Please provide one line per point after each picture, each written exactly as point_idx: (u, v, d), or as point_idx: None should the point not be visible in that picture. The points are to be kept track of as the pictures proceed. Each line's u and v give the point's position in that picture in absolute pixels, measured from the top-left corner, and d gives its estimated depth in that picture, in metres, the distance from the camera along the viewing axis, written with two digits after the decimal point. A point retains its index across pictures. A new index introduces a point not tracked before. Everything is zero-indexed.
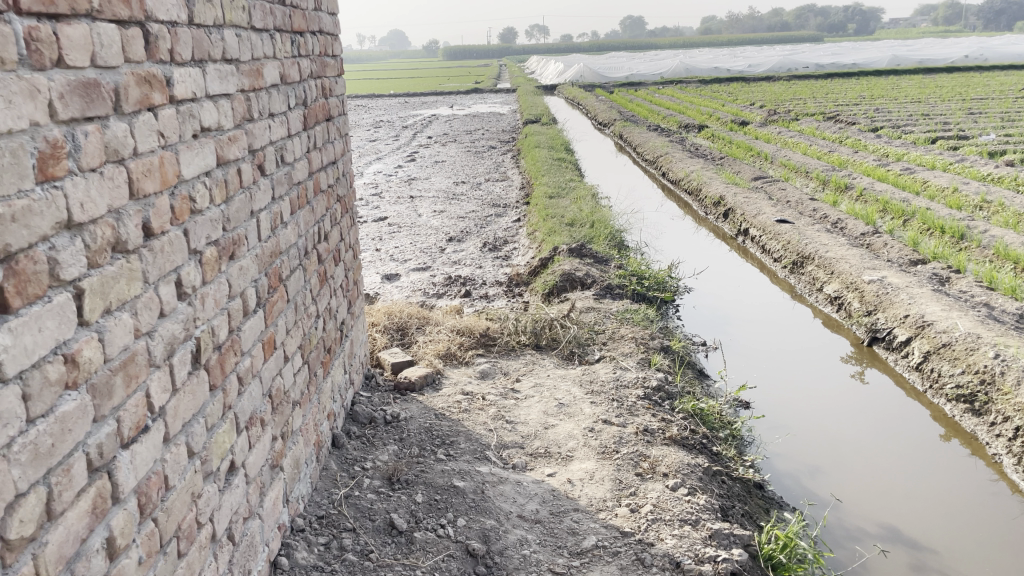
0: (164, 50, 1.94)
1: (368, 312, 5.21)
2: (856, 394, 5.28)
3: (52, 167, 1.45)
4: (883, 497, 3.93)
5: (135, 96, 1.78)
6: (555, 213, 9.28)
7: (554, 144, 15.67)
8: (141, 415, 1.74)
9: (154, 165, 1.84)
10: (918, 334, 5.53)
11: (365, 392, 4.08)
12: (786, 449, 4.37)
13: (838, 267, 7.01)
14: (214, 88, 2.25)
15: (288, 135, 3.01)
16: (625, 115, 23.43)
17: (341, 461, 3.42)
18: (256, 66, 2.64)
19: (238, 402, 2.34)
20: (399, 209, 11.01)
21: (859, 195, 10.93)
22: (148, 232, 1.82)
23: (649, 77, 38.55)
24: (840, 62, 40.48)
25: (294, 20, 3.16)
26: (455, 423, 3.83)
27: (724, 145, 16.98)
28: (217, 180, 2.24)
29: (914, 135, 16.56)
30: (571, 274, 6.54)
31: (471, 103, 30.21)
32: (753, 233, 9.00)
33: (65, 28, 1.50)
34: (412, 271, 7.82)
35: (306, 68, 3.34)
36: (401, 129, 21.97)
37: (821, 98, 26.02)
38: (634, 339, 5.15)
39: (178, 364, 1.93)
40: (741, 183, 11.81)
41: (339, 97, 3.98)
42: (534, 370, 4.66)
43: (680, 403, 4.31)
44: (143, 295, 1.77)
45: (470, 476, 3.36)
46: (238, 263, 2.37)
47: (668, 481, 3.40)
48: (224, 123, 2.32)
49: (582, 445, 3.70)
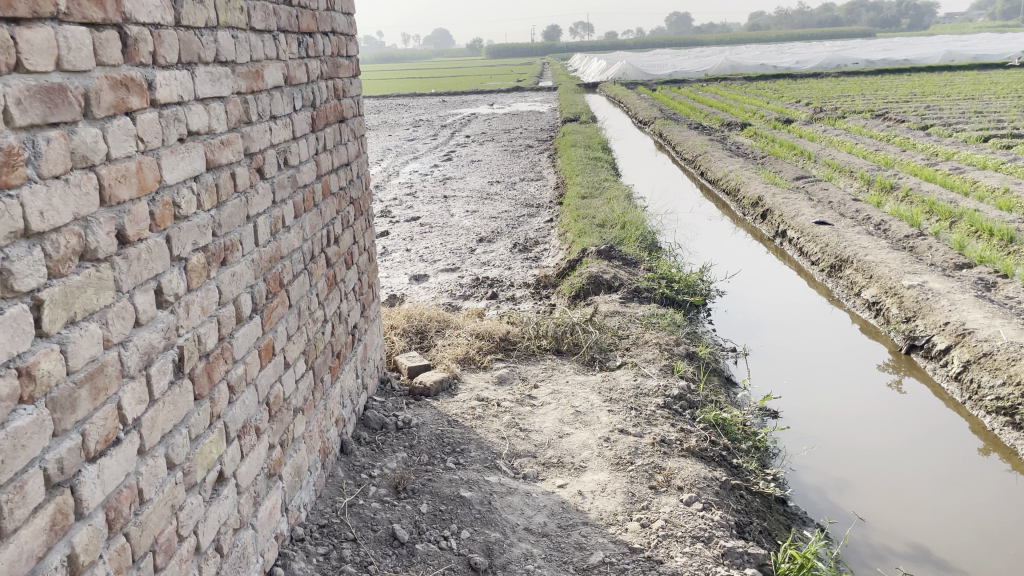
0: (145, 52, 1.89)
1: (389, 314, 5.18)
2: (891, 404, 5.08)
3: (7, 175, 1.39)
4: (913, 514, 3.76)
5: (109, 100, 1.72)
6: (587, 214, 9.17)
7: (592, 143, 15.53)
8: (111, 428, 1.68)
9: (130, 171, 1.79)
10: (958, 342, 5.30)
11: (378, 397, 4.06)
12: (813, 462, 4.21)
13: (877, 271, 6.78)
14: (205, 91, 2.21)
15: (292, 138, 2.97)
16: (666, 113, 23.15)
17: (348, 468, 3.39)
18: (255, 69, 2.60)
19: (228, 410, 2.30)
20: (432, 209, 11.00)
21: (905, 195, 10.60)
22: (123, 240, 1.76)
23: (693, 74, 38.09)
24: (892, 58, 39.48)
25: (302, 21, 3.11)
26: (468, 430, 3.81)
27: (767, 144, 16.68)
28: (206, 185, 2.19)
29: (965, 133, 16.04)
30: (598, 276, 6.43)
31: (511, 102, 30.20)
32: (791, 235, 8.78)
33: (24, 31, 1.44)
34: (440, 272, 7.79)
35: (315, 69, 3.30)
36: (440, 129, 22.02)
37: (870, 95, 25.40)
38: (658, 345, 5.03)
39: (156, 374, 1.88)
40: (781, 183, 11.54)
41: (353, 98, 3.94)
42: (553, 376, 4.58)
43: (702, 413, 4.18)
44: (115, 304, 1.71)
45: (478, 486, 3.29)
46: (230, 269, 2.33)
47: (683, 495, 3.28)
48: (216, 126, 2.28)
49: (596, 456, 3.60)
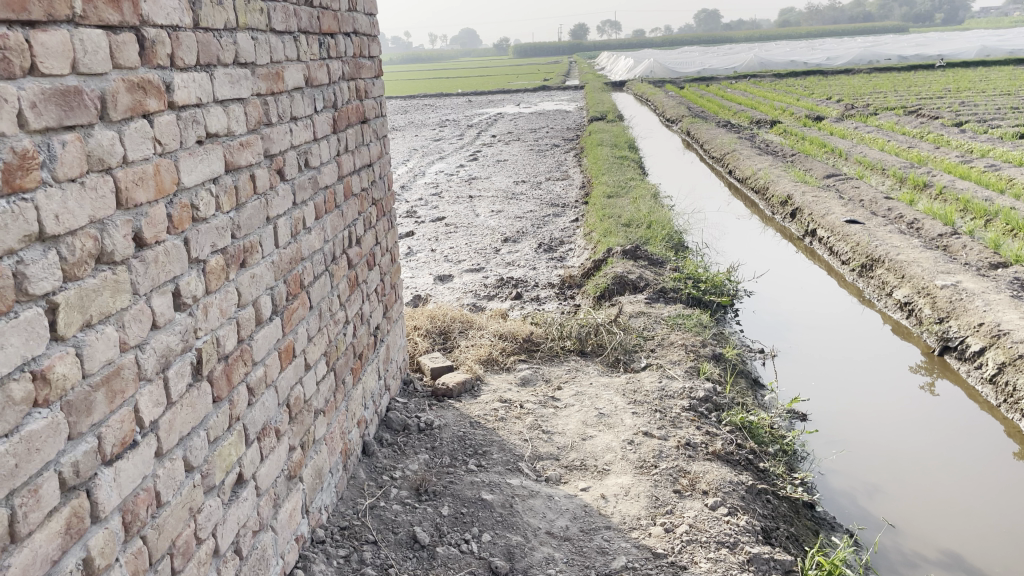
0: (163, 55, 1.89)
1: (412, 315, 5.17)
2: (924, 407, 4.97)
3: (21, 178, 1.38)
4: (944, 520, 3.67)
5: (126, 102, 1.72)
6: (612, 214, 9.11)
7: (618, 142, 15.44)
8: (128, 431, 1.68)
9: (147, 174, 1.79)
10: (992, 344, 5.17)
11: (400, 398, 4.05)
12: (843, 466, 4.13)
13: (909, 271, 6.65)
14: (224, 93, 2.20)
15: (314, 138, 2.96)
16: (694, 111, 22.97)
17: (370, 469, 3.38)
18: (276, 70, 2.60)
19: (248, 412, 2.30)
20: (457, 209, 11.00)
21: (938, 194, 10.41)
22: (140, 243, 1.76)
23: (721, 73, 37.73)
24: (925, 53, 38.82)
25: (323, 22, 3.11)
26: (490, 432, 3.78)
27: (796, 142, 16.47)
28: (225, 187, 2.19)
29: (1001, 130, 15.72)
30: (623, 277, 6.38)
31: (538, 102, 30.15)
32: (821, 234, 8.65)
33: (39, 34, 1.44)
34: (465, 273, 7.79)
35: (337, 70, 3.30)
36: (466, 129, 22.04)
37: (904, 92, 24.99)
38: (684, 346, 4.97)
39: (174, 377, 1.87)
40: (810, 181, 11.38)
41: (376, 99, 3.93)
42: (577, 377, 4.54)
43: (728, 416, 4.11)
44: (132, 307, 1.71)
45: (499, 489, 3.27)
46: (249, 271, 2.32)
47: (708, 500, 3.23)
48: (236, 128, 2.28)
49: (619, 459, 3.56)
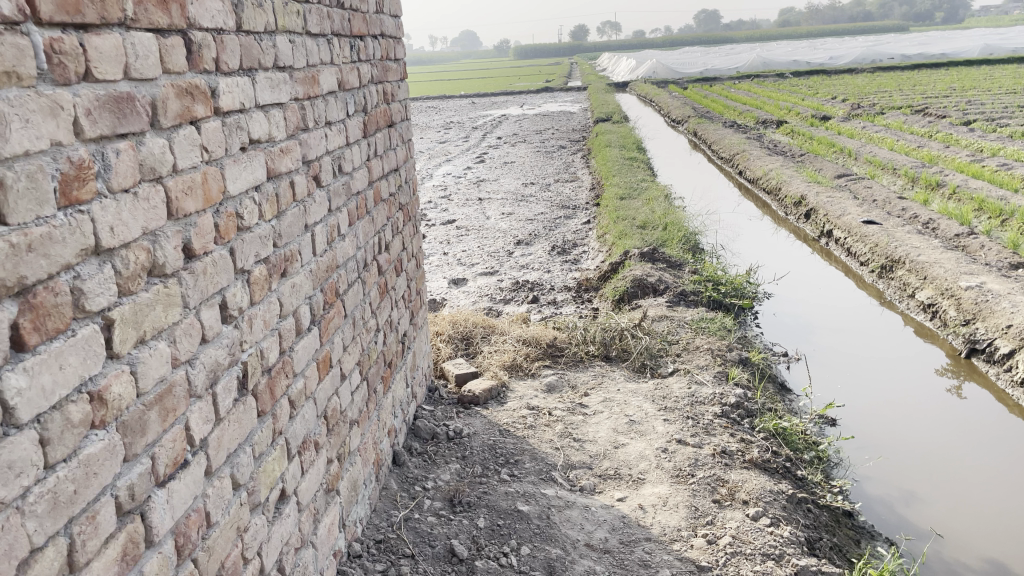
0: (208, 59, 1.83)
1: (434, 320, 5.11)
2: (953, 410, 4.90)
3: (77, 190, 1.32)
4: (986, 527, 3.59)
5: (175, 108, 1.65)
6: (626, 215, 9.04)
7: (626, 143, 15.37)
8: (179, 451, 1.62)
9: (195, 183, 1.73)
10: (1022, 346, 5.09)
11: (427, 406, 3.98)
12: (878, 473, 4.06)
13: (931, 272, 6.57)
14: (265, 98, 2.14)
15: (346, 143, 2.90)
16: (700, 111, 22.91)
17: (401, 480, 3.31)
18: (312, 73, 2.53)
19: (290, 426, 2.23)
20: (468, 212, 10.94)
21: (952, 193, 10.33)
22: (189, 254, 1.69)
23: (725, 73, 37.63)
24: (928, 52, 38.74)
25: (354, 24, 3.05)
26: (520, 440, 3.71)
27: (804, 142, 16.41)
28: (267, 194, 2.12)
29: (1011, 128, 15.63)
30: (643, 280, 6.32)
31: (542, 103, 30.11)
32: (837, 235, 8.57)
33: (93, 38, 1.37)
34: (479, 276, 7.72)
35: (366, 73, 3.24)
36: (471, 130, 21.97)
37: (910, 91, 24.89)
38: (710, 351, 4.90)
39: (221, 392, 1.81)
40: (823, 181, 11.30)
41: (402, 102, 3.87)
42: (603, 383, 4.47)
43: (761, 422, 4.05)
44: (183, 321, 1.65)
45: (534, 499, 3.20)
46: (290, 281, 2.26)
47: (749, 510, 3.16)
48: (276, 134, 2.21)
49: (654, 468, 3.49)
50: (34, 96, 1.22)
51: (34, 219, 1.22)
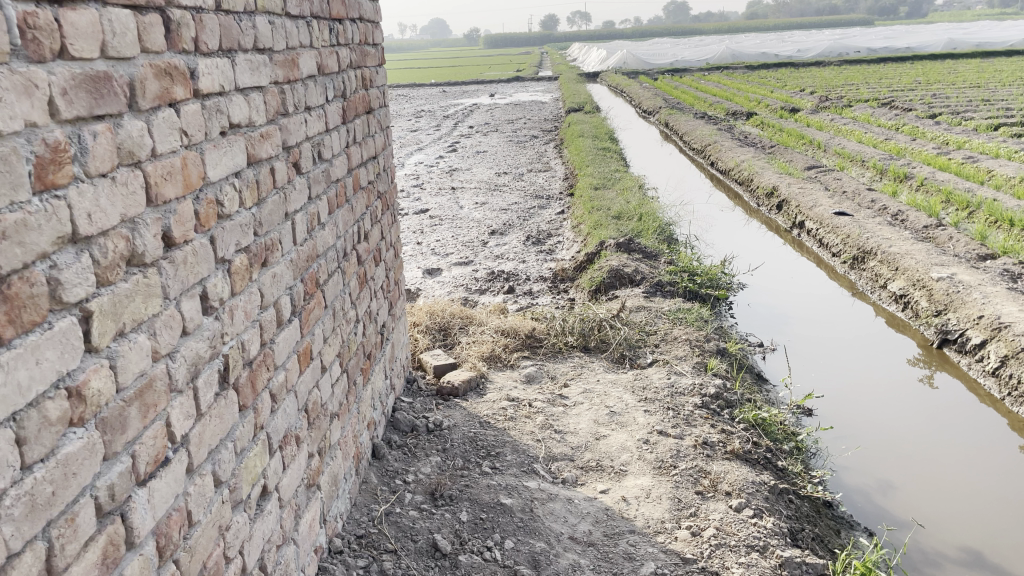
0: (187, 39, 1.75)
1: (411, 310, 5.04)
2: (926, 400, 4.96)
3: (52, 174, 1.25)
4: (961, 517, 3.62)
5: (154, 89, 1.58)
6: (601, 206, 9.02)
7: (599, 134, 15.37)
8: (160, 448, 1.55)
9: (175, 168, 1.66)
10: (993, 336, 5.16)
11: (406, 398, 3.92)
12: (855, 463, 4.08)
13: (903, 263, 6.64)
14: (244, 80, 2.06)
15: (326, 129, 2.82)
16: (671, 102, 22.96)
17: (381, 473, 3.25)
18: (291, 56, 2.46)
19: (271, 420, 2.17)
20: (440, 201, 10.85)
21: (920, 185, 10.46)
22: (169, 242, 1.62)
23: (695, 64, 37.77)
24: (894, 45, 39.21)
25: (333, 7, 2.97)
26: (501, 432, 3.68)
27: (775, 133, 16.52)
28: (247, 181, 2.05)
29: (974, 122, 15.87)
30: (619, 270, 6.30)
31: (513, 92, 29.99)
32: (809, 226, 8.64)
33: (69, 13, 1.30)
34: (454, 266, 7.66)
35: (345, 57, 3.16)
36: (442, 119, 21.82)
37: (877, 84, 25.17)
38: (688, 341, 4.90)
39: (203, 387, 1.74)
40: (794, 173, 11.36)
41: (380, 88, 3.79)
42: (583, 374, 4.45)
43: (741, 413, 4.05)
44: (163, 313, 1.58)
45: (517, 492, 3.17)
46: (271, 271, 2.19)
47: (732, 501, 3.16)
48: (256, 118, 2.14)
49: (636, 459, 3.48)
50: (8, 74, 1.15)
51: (9, 205, 1.15)
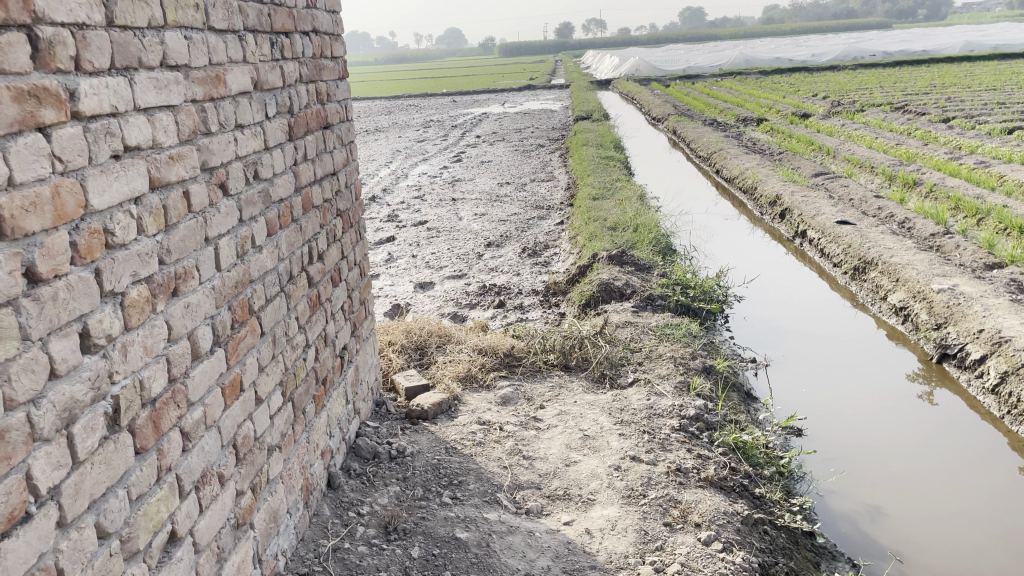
0: (65, 58, 1.62)
1: (387, 328, 4.89)
2: (924, 418, 4.75)
3: None
4: (952, 546, 3.44)
5: (12, 113, 1.45)
6: (598, 216, 8.86)
7: (604, 142, 15.22)
8: (17, 504, 1.42)
9: (43, 198, 1.53)
10: (994, 351, 4.95)
11: (371, 422, 3.78)
12: (843, 487, 3.90)
13: (904, 273, 6.43)
14: (147, 100, 1.93)
15: (264, 147, 2.69)
16: (681, 109, 22.77)
17: (334, 505, 3.11)
18: (216, 73, 2.33)
19: (182, 461, 2.03)
20: (440, 213, 10.74)
21: (929, 191, 10.22)
22: (33, 278, 1.49)
23: (707, 70, 37.58)
24: (910, 49, 38.80)
25: (276, 20, 2.84)
26: (467, 459, 3.52)
27: (784, 140, 16.30)
28: (150, 207, 1.92)
29: (989, 125, 15.58)
30: (609, 284, 6.15)
31: (524, 101, 29.90)
32: (811, 236, 8.44)
33: None
34: (446, 279, 7.53)
35: (293, 72, 3.03)
36: (450, 129, 21.74)
37: (892, 88, 24.85)
38: (672, 359, 4.73)
39: (81, 433, 1.61)
40: (799, 180, 11.16)
41: (340, 102, 3.66)
42: (561, 395, 4.29)
43: (721, 435, 3.87)
44: (22, 355, 1.45)
45: (474, 525, 3.01)
46: (183, 300, 2.06)
47: (701, 534, 3.00)
48: (164, 139, 2.01)
49: (605, 487, 3.32)
50: None
51: None
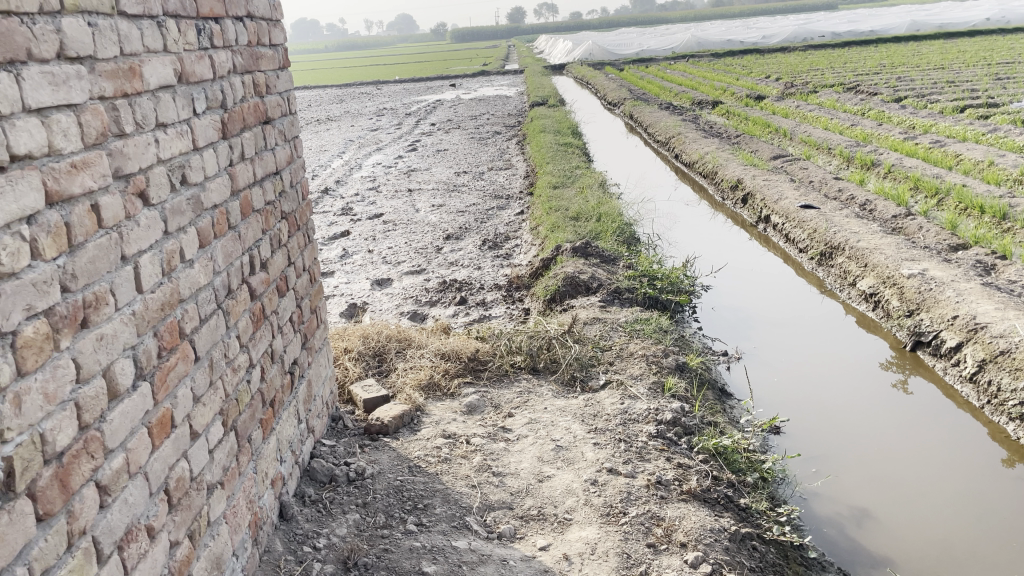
0: None
1: (343, 334, 4.58)
2: (901, 409, 4.61)
3: None
4: (944, 549, 3.28)
5: None
6: (559, 206, 8.64)
7: (562, 128, 15.00)
8: None
9: None
10: (970, 338, 4.84)
11: (328, 441, 3.50)
12: (828, 489, 3.73)
13: (872, 258, 6.32)
14: (42, 98, 1.63)
15: (192, 147, 2.38)
16: (637, 93, 22.63)
17: (287, 539, 2.83)
18: (129, 64, 2.01)
19: (100, 520, 1.75)
20: (396, 205, 10.39)
21: (887, 172, 10.19)
22: None
23: (660, 53, 37.54)
24: (857, 28, 39.19)
25: (203, 4, 2.52)
26: (432, 479, 3.26)
27: (740, 122, 16.25)
28: (47, 225, 1.62)
29: (940, 104, 15.65)
30: (574, 277, 5.93)
31: (478, 86, 29.50)
32: (775, 220, 8.33)
33: None
34: (405, 275, 7.22)
35: (226, 62, 2.71)
36: (404, 117, 21.28)
37: (841, 68, 25.03)
38: (645, 357, 4.53)
39: None
40: (759, 163, 11.04)
41: (282, 94, 3.35)
42: (530, 402, 4.05)
43: (700, 441, 3.70)
44: None
45: (442, 556, 2.75)
46: (94, 333, 1.76)
47: (688, 555, 2.81)
48: (66, 145, 1.71)
49: (582, 505, 3.10)
50: None
51: None
